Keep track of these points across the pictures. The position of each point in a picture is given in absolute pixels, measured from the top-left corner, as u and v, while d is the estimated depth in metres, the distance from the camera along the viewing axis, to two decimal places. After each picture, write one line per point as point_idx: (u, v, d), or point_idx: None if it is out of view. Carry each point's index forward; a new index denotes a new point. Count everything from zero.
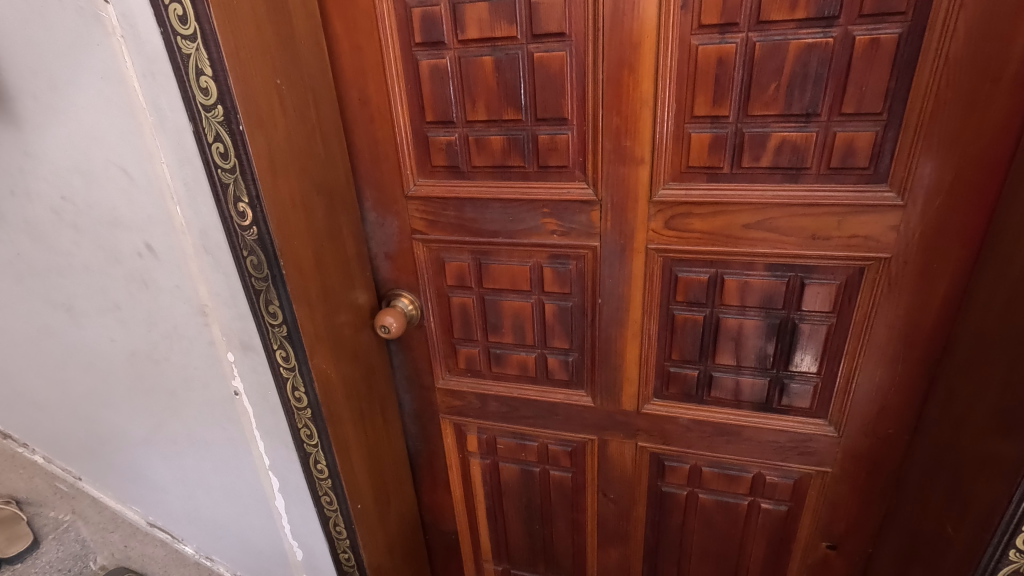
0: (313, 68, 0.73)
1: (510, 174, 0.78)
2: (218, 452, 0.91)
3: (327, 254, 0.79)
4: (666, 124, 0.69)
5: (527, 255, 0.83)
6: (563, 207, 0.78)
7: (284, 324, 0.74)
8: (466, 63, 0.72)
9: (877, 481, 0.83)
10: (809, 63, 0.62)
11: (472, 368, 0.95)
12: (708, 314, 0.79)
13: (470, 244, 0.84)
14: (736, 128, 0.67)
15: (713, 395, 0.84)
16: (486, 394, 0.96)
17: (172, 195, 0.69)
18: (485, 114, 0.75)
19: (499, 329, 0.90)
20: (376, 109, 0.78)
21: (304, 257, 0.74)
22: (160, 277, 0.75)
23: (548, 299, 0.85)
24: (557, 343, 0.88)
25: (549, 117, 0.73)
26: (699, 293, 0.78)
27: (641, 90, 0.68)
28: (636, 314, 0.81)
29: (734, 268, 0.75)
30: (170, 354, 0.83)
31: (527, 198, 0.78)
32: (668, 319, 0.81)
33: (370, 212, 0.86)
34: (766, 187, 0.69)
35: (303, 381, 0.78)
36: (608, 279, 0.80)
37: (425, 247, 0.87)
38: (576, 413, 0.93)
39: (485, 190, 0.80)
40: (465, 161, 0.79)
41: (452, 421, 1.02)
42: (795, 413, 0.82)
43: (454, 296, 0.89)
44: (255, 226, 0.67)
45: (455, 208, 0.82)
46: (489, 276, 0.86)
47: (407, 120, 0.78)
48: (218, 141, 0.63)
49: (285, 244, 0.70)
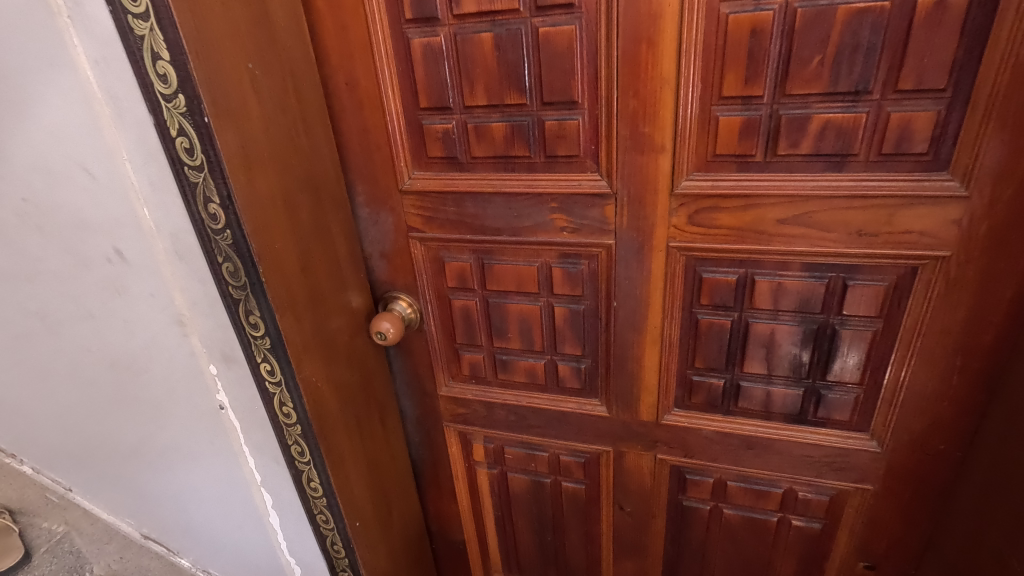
0: (292, 51, 0.65)
1: (514, 165, 0.70)
2: (208, 465, 0.86)
3: (316, 259, 0.72)
4: (691, 106, 0.60)
5: (534, 254, 0.75)
6: (573, 201, 0.70)
7: (267, 336, 0.67)
8: (463, 42, 0.64)
9: (924, 500, 0.75)
10: (861, 31, 0.53)
11: (477, 376, 0.89)
12: (736, 318, 0.71)
13: (472, 242, 0.77)
14: (771, 110, 0.59)
15: (741, 406, 0.77)
16: (492, 402, 0.90)
17: (138, 195, 0.62)
18: (484, 99, 0.67)
19: (505, 334, 0.83)
20: (364, 96, 0.71)
21: (289, 261, 0.67)
22: (133, 284, 0.69)
23: (558, 302, 0.78)
24: (568, 349, 0.81)
25: (556, 101, 0.64)
26: (726, 295, 0.70)
27: (661, 68, 0.59)
28: (655, 318, 0.74)
29: (766, 268, 0.67)
30: (151, 365, 0.77)
31: (533, 191, 0.70)
32: (691, 323, 0.73)
33: (362, 208, 0.79)
34: (805, 177, 0.61)
35: (291, 396, 0.71)
36: (625, 280, 0.73)
37: (424, 246, 0.80)
38: (589, 423, 0.86)
39: (486, 184, 0.72)
40: (464, 152, 0.71)
41: (457, 430, 0.95)
42: (832, 425, 0.74)
43: (455, 299, 0.83)
44: (230, 230, 0.60)
45: (454, 203, 0.75)
46: (493, 276, 0.79)
47: (400, 107, 0.71)
48: (183, 134, 0.55)
49: (264, 248, 0.63)
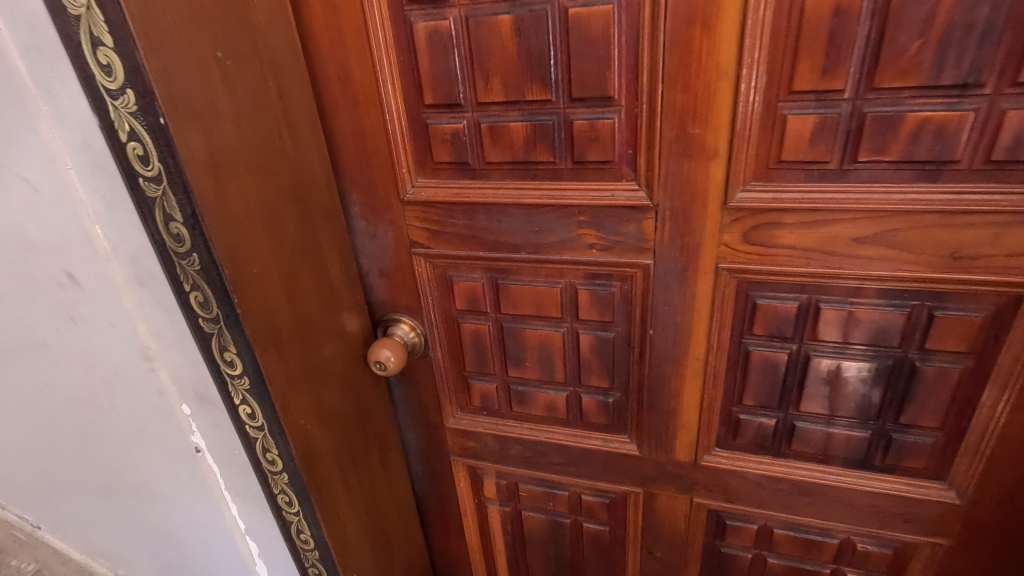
0: (273, 37, 0.55)
1: (536, 172, 0.60)
2: (186, 510, 0.76)
3: (303, 281, 0.62)
4: (753, 102, 0.50)
5: (556, 275, 0.65)
6: (605, 215, 0.59)
7: (246, 375, 0.56)
8: (476, 26, 0.54)
9: (1008, 558, 0.65)
10: (976, 9, 0.42)
11: (489, 407, 0.79)
12: (794, 351, 0.61)
13: (485, 261, 0.67)
14: (853, 107, 0.48)
15: (795, 448, 0.67)
16: (506, 436, 0.80)
17: (88, 211, 0.51)
18: (501, 95, 0.56)
19: (522, 363, 0.73)
20: (359, 91, 0.60)
21: (271, 287, 0.57)
22: (90, 312, 0.59)
23: (583, 329, 0.68)
24: (594, 380, 0.71)
25: (587, 96, 0.54)
26: (784, 325, 0.60)
27: (718, 57, 0.49)
28: (698, 349, 0.64)
29: (834, 295, 0.57)
30: (117, 402, 0.67)
31: (557, 203, 0.60)
32: (741, 355, 0.63)
33: (358, 219, 0.69)
34: (890, 188, 0.50)
35: (276, 441, 0.61)
36: (664, 306, 0.63)
37: (429, 264, 0.70)
38: (617, 462, 0.76)
39: (503, 194, 0.61)
40: (476, 157, 0.61)
41: (466, 464, 0.86)
42: (902, 472, 0.64)
43: (466, 323, 0.73)
44: (196, 254, 0.49)
45: (465, 215, 0.64)
46: (509, 299, 0.69)
47: (401, 103, 0.60)
48: (134, 138, 0.45)
49: (240, 274, 0.52)
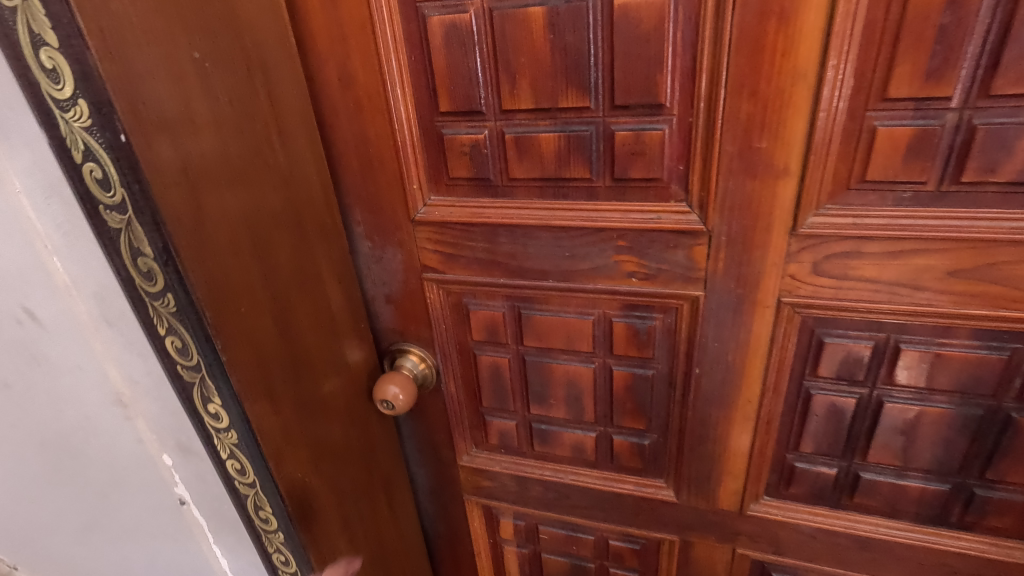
0: (262, 32, 0.47)
1: (568, 191, 0.52)
2: (170, 563, 0.68)
3: (300, 314, 0.54)
4: (837, 111, 0.41)
5: (589, 305, 0.57)
6: (649, 240, 0.51)
7: (234, 428, 0.49)
8: (502, 20, 0.45)
9: None
10: None
11: (507, 445, 0.71)
12: (865, 396, 0.53)
13: (507, 288, 0.59)
14: (960, 118, 0.40)
15: (858, 499, 0.59)
16: (527, 476, 0.72)
17: (43, 241, 0.43)
18: (530, 101, 0.48)
19: (547, 399, 0.65)
20: (363, 95, 0.52)
21: (261, 325, 0.48)
22: (52, 354, 0.50)
23: (618, 365, 0.60)
24: (628, 420, 0.63)
25: (633, 104, 0.46)
26: (855, 367, 0.52)
27: (796, 58, 0.40)
28: (751, 391, 0.56)
29: (918, 335, 0.49)
30: (88, 451, 0.58)
31: (593, 226, 0.52)
32: (800, 398, 0.55)
33: (362, 240, 0.61)
34: (998, 215, 0.42)
35: (269, 498, 0.53)
36: (713, 343, 0.55)
37: (443, 290, 0.62)
38: (650, 507, 0.69)
39: (529, 215, 0.53)
40: (498, 172, 0.53)
41: (482, 503, 0.78)
42: (983, 531, 0.56)
43: (483, 355, 0.65)
44: (171, 294, 0.41)
45: (484, 237, 0.56)
46: (533, 331, 0.61)
47: (412, 110, 0.52)
48: (91, 159, 0.36)
49: (224, 314, 0.44)
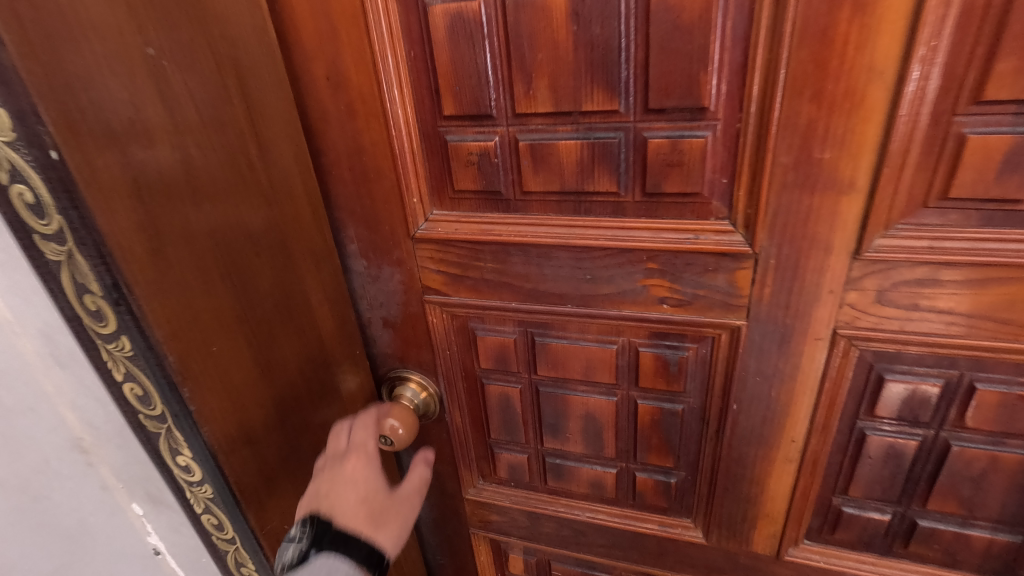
0: (235, 24, 0.40)
1: (591, 206, 0.45)
2: None
3: (284, 346, 0.47)
4: (918, 116, 0.35)
5: (611, 333, 0.51)
6: (683, 263, 0.45)
7: (207, 483, 0.42)
8: (517, 9, 0.39)
9: None
10: None
11: (518, 478, 0.65)
12: (929, 439, 0.46)
13: (519, 313, 0.52)
14: None
15: (913, 549, 0.53)
16: (539, 511, 0.66)
17: None
18: (549, 104, 0.42)
19: (562, 432, 0.59)
20: (355, 96, 0.45)
21: (238, 365, 0.42)
22: None
23: (643, 398, 0.53)
24: (653, 457, 0.57)
25: (670, 107, 0.39)
26: (919, 407, 0.45)
27: (872, 52, 0.34)
28: (795, 430, 0.50)
29: (997, 373, 0.42)
30: None
31: (619, 247, 0.45)
32: (852, 439, 0.49)
33: (356, 258, 0.54)
34: None
35: (250, 555, 0.47)
36: (755, 377, 0.48)
37: (447, 314, 0.55)
38: (675, 547, 0.63)
39: (545, 233, 0.47)
40: (511, 185, 0.46)
41: (489, 538, 0.72)
42: None
43: (492, 385, 0.58)
44: (125, 337, 0.35)
45: (494, 258, 0.50)
46: (548, 360, 0.54)
47: (412, 113, 0.45)
48: (19, 181, 0.30)
49: (191, 356, 0.38)
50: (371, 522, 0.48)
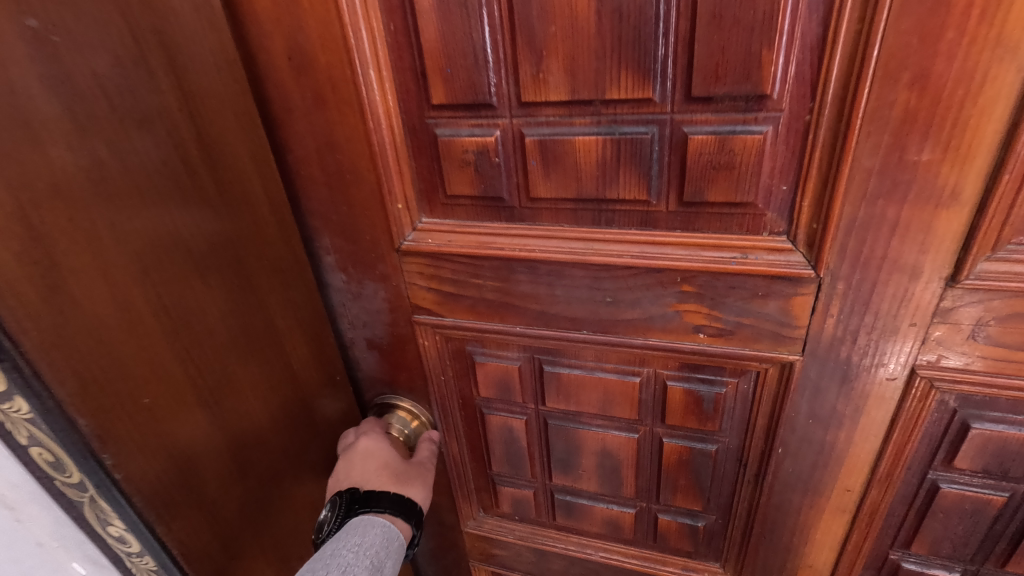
0: None
1: (614, 216, 0.37)
2: None
3: (241, 383, 0.39)
4: None
5: (634, 362, 0.43)
6: (727, 286, 0.36)
7: (150, 557, 0.34)
8: None
9: None
10: None
11: (523, 512, 0.58)
12: (1018, 496, 0.39)
13: (525, 339, 0.44)
14: None
15: None
16: (546, 548, 0.59)
17: None
18: (564, 90, 0.33)
19: (574, 468, 0.51)
20: (324, 80, 0.37)
21: (178, 416, 0.34)
22: None
23: (670, 436, 0.46)
24: (679, 498, 0.49)
25: (720, 94, 0.31)
26: (1011, 461, 0.37)
27: (1004, 21, 0.25)
28: (852, 478, 0.42)
29: None
30: None
31: (648, 266, 0.37)
32: (922, 491, 0.41)
33: (333, 271, 0.46)
34: None
35: None
36: (808, 419, 0.40)
37: (440, 336, 0.47)
38: None
39: (557, 247, 0.38)
40: (515, 189, 0.38)
41: (490, 572, 0.65)
42: None
43: (494, 415, 0.50)
44: (18, 397, 0.27)
45: (495, 275, 0.41)
46: (558, 390, 0.46)
47: (395, 101, 0.37)
48: None
49: (109, 412, 0.30)
50: (398, 482, 0.47)
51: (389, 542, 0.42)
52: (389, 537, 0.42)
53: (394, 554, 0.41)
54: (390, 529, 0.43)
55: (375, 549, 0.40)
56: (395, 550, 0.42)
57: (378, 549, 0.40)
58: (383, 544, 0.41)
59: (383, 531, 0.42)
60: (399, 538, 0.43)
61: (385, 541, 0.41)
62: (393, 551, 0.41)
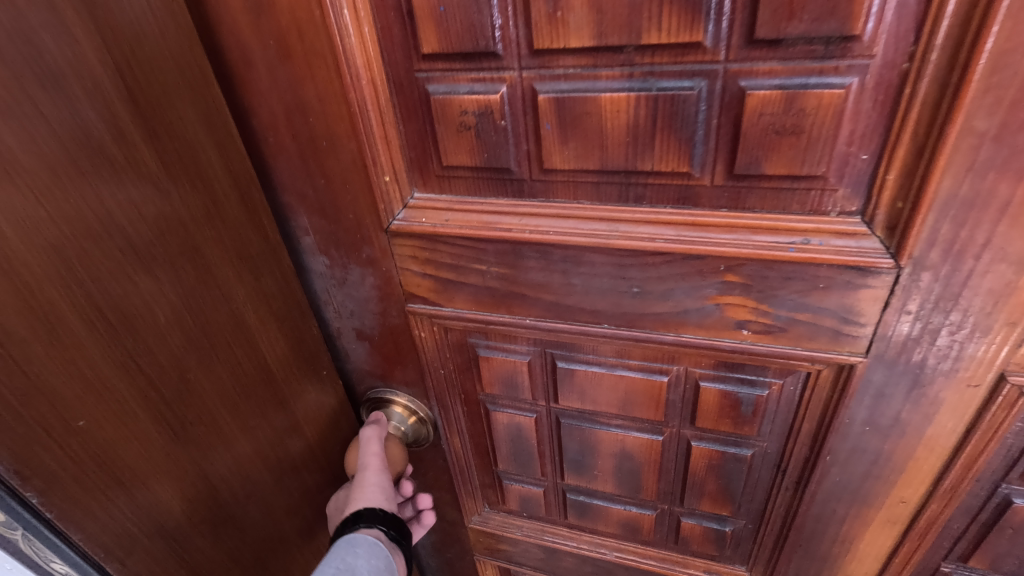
0: None
1: (646, 190, 0.30)
2: None
3: (205, 391, 0.33)
4: None
5: (662, 358, 0.37)
6: (781, 276, 0.30)
7: None
8: None
9: None
10: None
11: (531, 510, 0.53)
12: None
13: (534, 331, 0.38)
14: None
15: None
16: (556, 546, 0.55)
17: None
18: (588, 34, 0.26)
19: (588, 468, 0.46)
20: (287, 25, 0.30)
21: (127, 437, 0.29)
22: None
23: (699, 439, 0.40)
24: (706, 502, 0.44)
25: (792, 36, 0.24)
26: None
27: None
28: (907, 490, 0.37)
29: None
30: None
31: (686, 253, 0.30)
32: (988, 507, 0.36)
33: (314, 255, 0.40)
34: None
35: None
36: (865, 427, 0.35)
37: (437, 327, 0.41)
38: None
39: (575, 228, 0.32)
40: (525, 158, 0.31)
41: (496, 565, 0.61)
42: None
43: (499, 412, 0.45)
44: None
45: (500, 260, 0.35)
46: (573, 387, 0.41)
47: (377, 51, 0.30)
48: None
49: (22, 438, 0.25)
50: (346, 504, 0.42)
51: (355, 547, 0.39)
52: (355, 543, 0.39)
53: (363, 556, 0.39)
54: (356, 535, 0.40)
55: (340, 559, 0.38)
56: (365, 551, 0.39)
57: (343, 560, 0.38)
58: (348, 552, 0.39)
59: (349, 540, 0.40)
60: (368, 538, 0.40)
61: (350, 548, 0.39)
62: (361, 552, 0.39)
